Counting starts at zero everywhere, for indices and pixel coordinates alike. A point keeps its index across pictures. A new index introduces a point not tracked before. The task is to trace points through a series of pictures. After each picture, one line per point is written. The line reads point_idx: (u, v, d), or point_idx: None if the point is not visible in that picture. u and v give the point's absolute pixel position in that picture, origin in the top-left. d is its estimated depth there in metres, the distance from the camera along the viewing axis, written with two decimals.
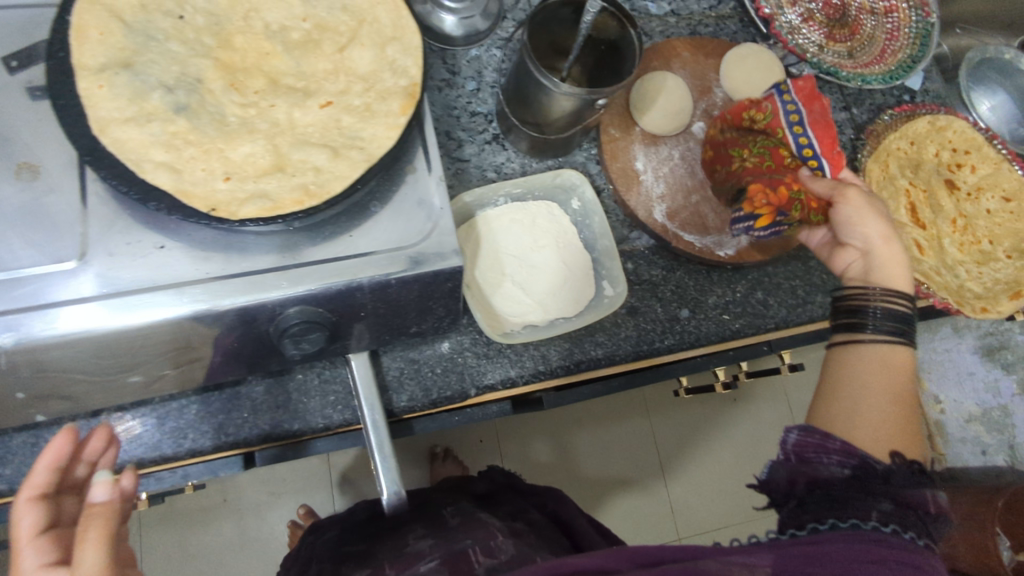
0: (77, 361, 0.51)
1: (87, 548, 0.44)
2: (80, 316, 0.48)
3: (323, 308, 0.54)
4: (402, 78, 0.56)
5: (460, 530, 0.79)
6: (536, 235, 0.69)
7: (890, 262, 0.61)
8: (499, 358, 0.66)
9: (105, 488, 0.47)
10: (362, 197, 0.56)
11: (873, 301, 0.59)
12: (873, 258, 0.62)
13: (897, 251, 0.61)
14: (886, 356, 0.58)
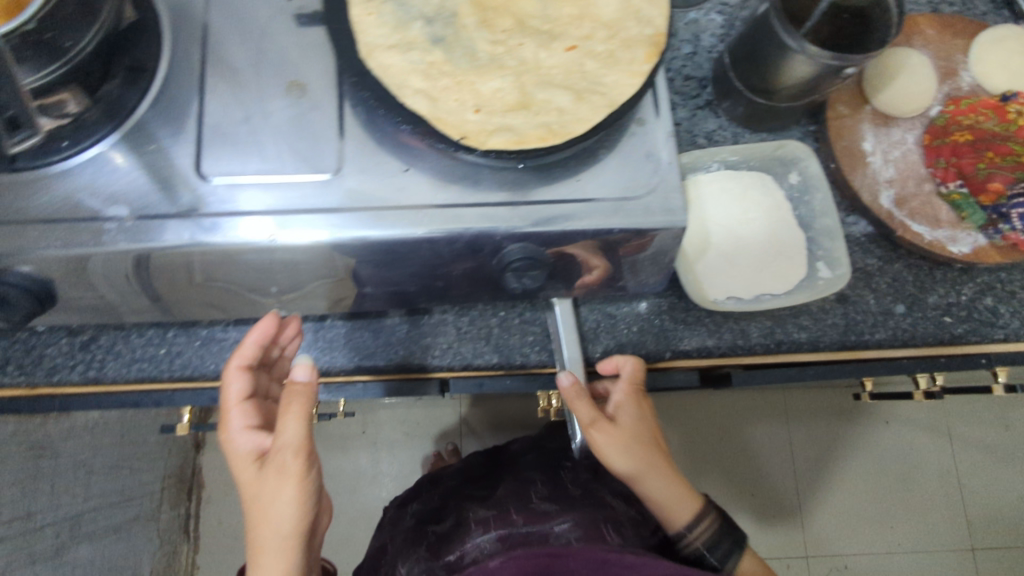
0: (270, 267, 0.53)
1: (290, 420, 0.51)
2: (256, 227, 0.50)
3: (547, 248, 0.55)
4: (647, 27, 0.54)
5: (585, 501, 0.83)
6: (749, 206, 0.66)
7: (660, 501, 0.59)
8: (698, 325, 0.66)
9: (304, 369, 0.53)
10: (591, 144, 0.57)
11: (692, 546, 0.61)
12: (652, 505, 0.60)
13: (654, 468, 0.58)
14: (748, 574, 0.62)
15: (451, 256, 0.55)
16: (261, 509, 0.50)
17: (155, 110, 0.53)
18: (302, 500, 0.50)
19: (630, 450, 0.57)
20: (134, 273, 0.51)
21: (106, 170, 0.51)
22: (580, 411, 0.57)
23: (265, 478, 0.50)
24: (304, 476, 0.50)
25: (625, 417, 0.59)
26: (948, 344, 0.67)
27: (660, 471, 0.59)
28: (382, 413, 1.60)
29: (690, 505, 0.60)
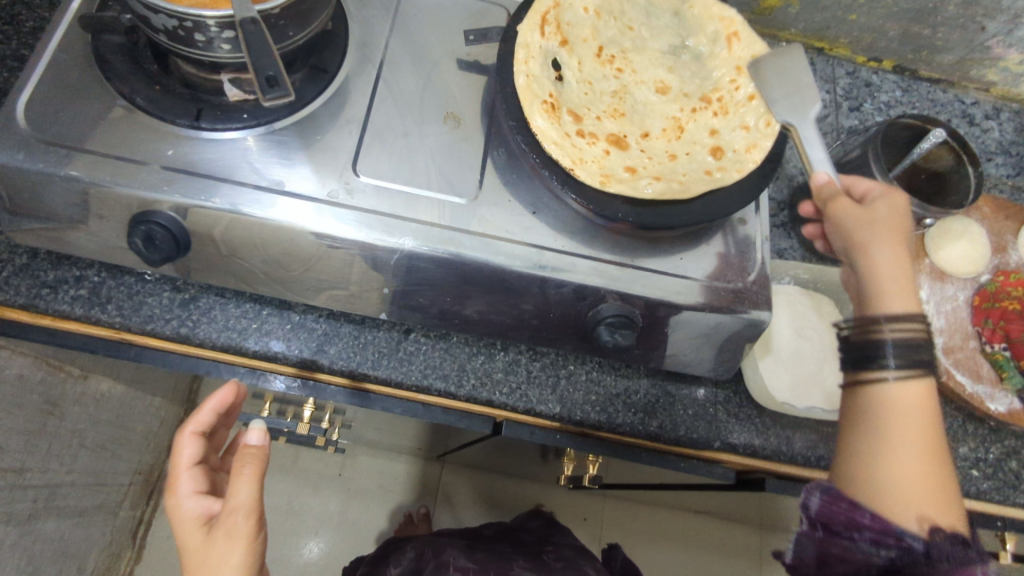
0: (280, 252, 0.55)
1: (242, 481, 0.55)
2: (290, 206, 0.53)
3: (640, 309, 0.59)
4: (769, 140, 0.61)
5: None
6: (812, 322, 0.72)
7: (882, 283, 0.57)
8: (748, 423, 0.69)
9: (258, 435, 0.59)
10: (698, 231, 0.62)
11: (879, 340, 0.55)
12: (872, 283, 0.57)
13: (880, 261, 0.57)
14: (900, 402, 0.52)
15: (553, 302, 0.59)
16: (203, 573, 0.52)
17: (328, 107, 0.59)
18: (248, 565, 0.53)
19: (858, 217, 0.60)
20: (204, 242, 0.55)
21: (271, 146, 0.56)
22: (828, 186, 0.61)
23: (213, 542, 0.53)
24: (253, 537, 0.54)
25: (876, 205, 0.60)
26: (972, 497, 0.70)
27: (889, 244, 0.58)
28: (362, 459, 1.52)
29: (906, 304, 0.56)
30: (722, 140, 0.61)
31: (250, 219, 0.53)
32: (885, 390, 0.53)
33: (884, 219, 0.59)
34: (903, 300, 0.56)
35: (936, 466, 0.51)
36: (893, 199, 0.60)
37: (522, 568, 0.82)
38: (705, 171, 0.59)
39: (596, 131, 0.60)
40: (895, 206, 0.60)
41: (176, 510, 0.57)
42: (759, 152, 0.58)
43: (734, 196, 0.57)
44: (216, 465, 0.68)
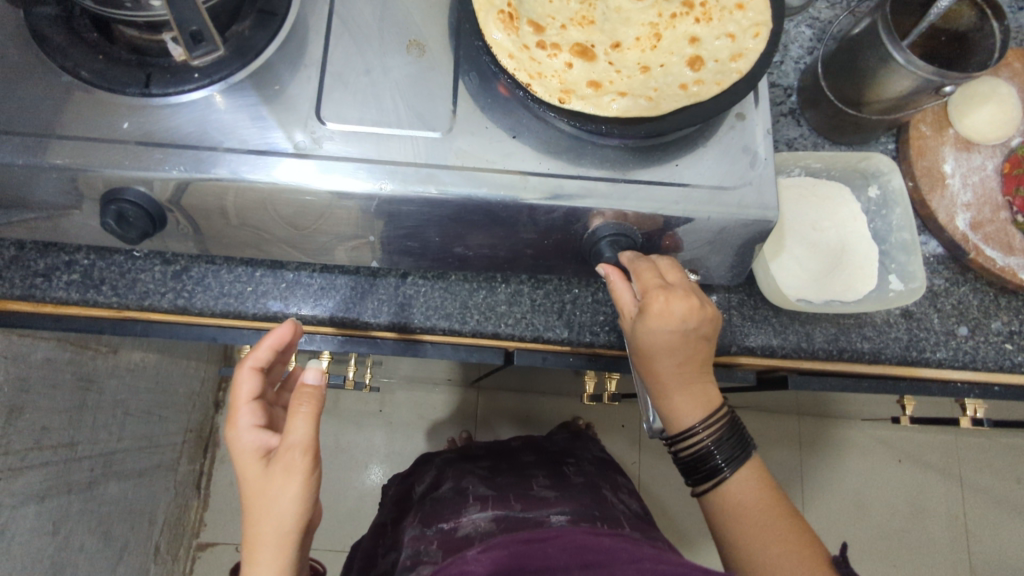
0: (257, 210, 0.54)
1: (299, 418, 0.51)
2: (256, 163, 0.52)
3: (636, 227, 0.57)
4: (757, 17, 0.56)
5: (583, 494, 0.85)
6: (825, 214, 0.68)
7: (675, 402, 0.57)
8: (764, 324, 0.67)
9: (315, 373, 0.54)
10: (692, 132, 0.58)
11: (699, 443, 0.57)
12: (669, 400, 0.57)
13: (673, 390, 0.56)
14: (738, 494, 0.57)
15: (543, 228, 0.57)
16: (264, 505, 0.50)
17: (282, 54, 0.56)
18: (307, 500, 0.50)
19: (659, 355, 0.55)
20: (178, 210, 0.54)
21: (231, 104, 0.54)
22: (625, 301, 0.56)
23: (272, 477, 0.50)
24: (311, 474, 0.51)
25: (659, 334, 0.54)
26: (1008, 372, 0.67)
27: (687, 386, 0.57)
28: (400, 394, 1.56)
29: (697, 412, 0.57)
30: (702, 52, 0.56)
31: (219, 182, 0.51)
32: (736, 485, 0.57)
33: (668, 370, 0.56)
34: (689, 418, 0.57)
35: (777, 509, 0.56)
36: (644, 311, 0.54)
37: (542, 485, 0.86)
38: (680, 87, 0.54)
39: (559, 42, 0.55)
40: (668, 342, 0.54)
41: (233, 442, 0.53)
42: (743, 63, 0.54)
43: (724, 89, 0.53)
44: (274, 395, 0.63)
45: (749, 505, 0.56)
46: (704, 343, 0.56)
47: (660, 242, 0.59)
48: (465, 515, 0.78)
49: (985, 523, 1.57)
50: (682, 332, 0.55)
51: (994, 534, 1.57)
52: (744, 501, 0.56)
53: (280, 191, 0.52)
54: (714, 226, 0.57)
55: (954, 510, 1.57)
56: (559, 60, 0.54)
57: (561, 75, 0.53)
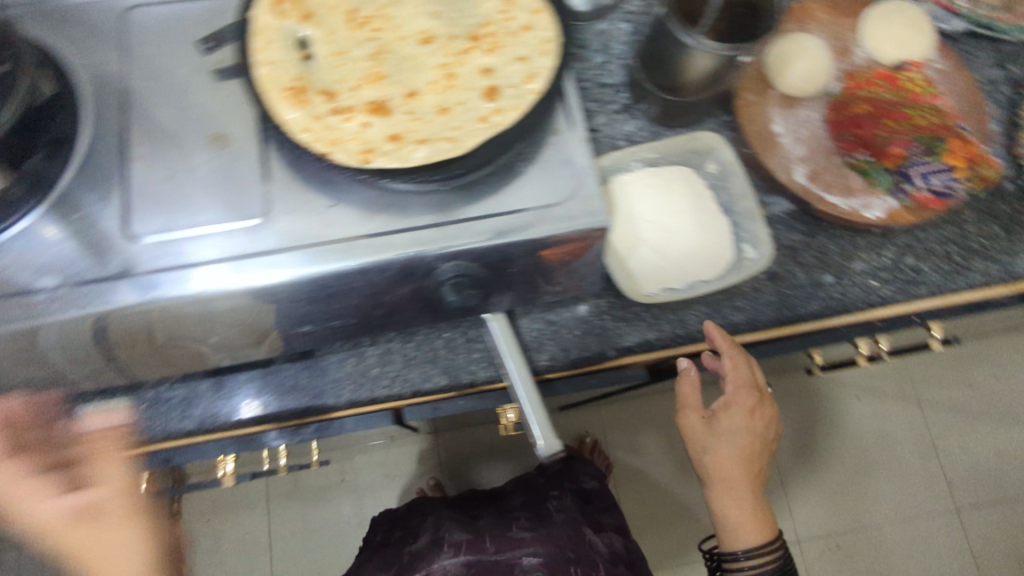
0: (85, 338, 0.53)
1: (109, 465, 0.57)
2: (70, 298, 0.50)
3: (477, 263, 0.57)
4: (545, 35, 0.58)
5: (558, 531, 0.94)
6: (674, 200, 0.70)
7: (740, 520, 0.76)
8: (637, 321, 0.67)
9: (98, 420, 0.59)
10: (511, 157, 0.59)
11: (740, 564, 0.78)
12: (733, 498, 0.75)
13: (736, 475, 0.74)
14: (736, 546, 0.77)
15: (387, 286, 0.57)
16: (104, 556, 0.56)
17: (80, 179, 0.55)
18: (149, 532, 0.59)
19: (715, 460, 0.73)
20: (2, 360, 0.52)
21: (37, 245, 0.53)
22: (688, 399, 0.72)
23: (101, 526, 0.56)
24: (144, 513, 0.59)
25: (721, 425, 0.72)
26: (880, 307, 0.69)
27: (746, 496, 0.75)
28: (358, 458, 1.52)
29: (754, 536, 0.76)
30: (497, 81, 0.57)
31: (33, 325, 0.50)
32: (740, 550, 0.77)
33: (734, 479, 0.74)
34: (751, 536, 0.76)
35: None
36: (718, 411, 0.73)
37: (521, 526, 0.96)
38: (480, 120, 0.55)
39: (352, 104, 0.55)
40: (732, 446, 0.73)
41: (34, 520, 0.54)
42: (537, 83, 0.56)
43: (523, 114, 0.55)
44: None
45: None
46: (769, 443, 0.76)
47: (505, 270, 0.59)
48: (438, 561, 0.91)
49: (952, 434, 1.59)
50: (746, 437, 0.73)
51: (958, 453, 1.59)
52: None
53: (101, 318, 0.51)
54: (551, 245, 0.57)
55: (920, 430, 1.59)
56: (355, 122, 0.54)
57: (362, 135, 0.53)
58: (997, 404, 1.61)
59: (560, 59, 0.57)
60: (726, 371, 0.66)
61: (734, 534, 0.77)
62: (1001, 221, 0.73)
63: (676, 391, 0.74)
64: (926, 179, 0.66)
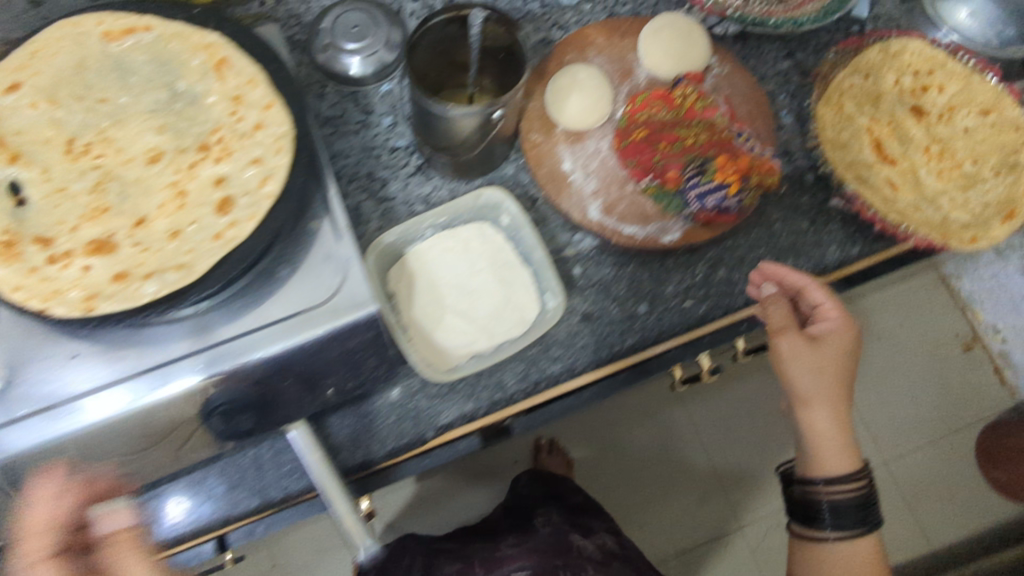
0: None
1: None
2: None
3: (245, 383, 0.55)
4: (278, 131, 0.56)
5: (548, 541, 0.91)
6: (472, 259, 0.68)
7: (824, 446, 0.65)
8: (453, 395, 0.65)
9: None
10: (266, 264, 0.57)
11: (830, 493, 0.66)
12: (816, 437, 0.66)
13: (828, 403, 0.64)
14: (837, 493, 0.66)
15: (158, 423, 0.54)
16: None
17: None
18: None
19: (794, 356, 0.63)
20: None
21: None
22: (774, 316, 0.65)
23: None
24: None
25: (825, 340, 0.63)
26: (697, 325, 0.70)
27: (846, 448, 0.65)
28: None
29: (843, 464, 0.65)
30: (231, 191, 0.54)
31: None
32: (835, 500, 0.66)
33: (795, 337, 0.63)
34: (842, 463, 0.65)
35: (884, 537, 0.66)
36: (830, 342, 0.63)
37: (509, 544, 0.92)
38: (213, 237, 0.53)
39: (72, 247, 0.52)
40: (835, 339, 0.63)
41: None
42: (272, 185, 0.54)
43: (259, 224, 0.53)
44: None
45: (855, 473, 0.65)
46: (851, 359, 0.65)
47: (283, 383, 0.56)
48: None
49: (884, 380, 1.56)
50: (843, 365, 0.64)
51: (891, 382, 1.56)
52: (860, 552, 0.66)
53: None
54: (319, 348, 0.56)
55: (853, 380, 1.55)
56: (76, 267, 0.50)
57: (86, 280, 0.50)
58: (921, 342, 1.58)
59: (295, 156, 0.55)
60: (768, 313, 0.65)
61: (817, 460, 0.66)
62: (808, 212, 0.73)
63: (767, 317, 0.66)
64: (706, 198, 0.67)
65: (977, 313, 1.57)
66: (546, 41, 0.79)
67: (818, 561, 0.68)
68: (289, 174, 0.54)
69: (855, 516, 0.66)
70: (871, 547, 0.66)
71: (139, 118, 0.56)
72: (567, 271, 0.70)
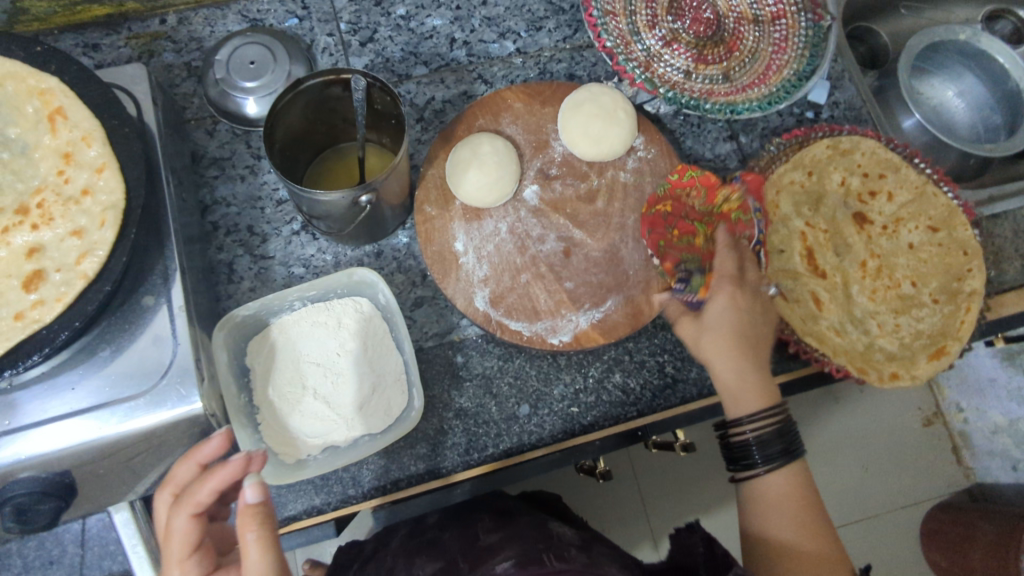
0: None
1: None
2: None
3: (48, 472, 0.50)
4: (106, 196, 0.51)
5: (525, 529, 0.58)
6: (338, 338, 0.61)
7: (733, 390, 0.57)
8: (304, 485, 0.61)
9: None
10: (86, 341, 0.52)
11: (762, 505, 0.55)
12: (755, 504, 0.55)
13: (722, 360, 0.57)
14: (769, 484, 0.55)
15: None
16: None
17: None
18: None
19: (726, 367, 0.57)
20: None
21: None
22: (722, 267, 0.58)
23: None
24: None
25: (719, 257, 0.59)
26: (582, 435, 0.64)
27: (734, 356, 0.56)
28: None
29: (783, 522, 0.53)
30: (45, 264, 0.50)
31: None
32: (760, 484, 0.55)
33: (716, 287, 0.58)
34: (780, 519, 0.53)
35: (814, 517, 0.53)
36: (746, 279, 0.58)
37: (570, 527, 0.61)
38: (14, 317, 0.48)
39: None
40: (750, 329, 0.57)
41: None
42: (87, 264, 0.49)
43: (68, 307, 0.48)
44: None
45: (776, 503, 0.54)
46: (756, 319, 0.58)
47: (96, 470, 0.52)
48: None
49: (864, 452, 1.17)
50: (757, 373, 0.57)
51: (893, 445, 1.17)
52: (771, 497, 0.54)
53: None
54: (134, 438, 0.51)
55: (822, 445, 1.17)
56: None
57: None
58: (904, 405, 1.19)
59: (120, 229, 0.49)
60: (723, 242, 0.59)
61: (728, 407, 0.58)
62: None
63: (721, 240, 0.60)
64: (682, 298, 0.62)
65: (942, 388, 1.19)
66: (468, 95, 0.76)
67: (754, 500, 0.55)
68: (109, 252, 0.49)
69: (779, 442, 0.55)
70: (805, 488, 0.55)
71: None
72: (449, 358, 0.65)
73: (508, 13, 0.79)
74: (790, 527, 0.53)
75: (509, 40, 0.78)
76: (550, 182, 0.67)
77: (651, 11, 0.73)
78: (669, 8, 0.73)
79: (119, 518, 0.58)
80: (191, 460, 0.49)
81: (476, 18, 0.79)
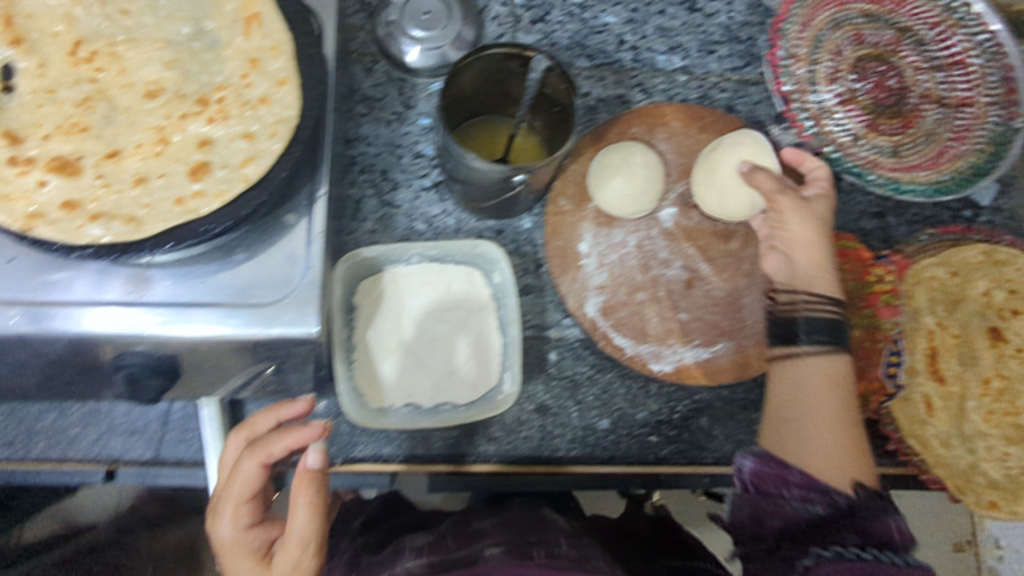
0: None
1: None
2: None
3: (162, 351, 0.52)
4: (285, 110, 0.52)
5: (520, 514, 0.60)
6: (446, 304, 0.63)
7: (796, 245, 0.60)
8: (375, 433, 0.62)
9: None
10: (224, 241, 0.54)
11: (794, 390, 0.56)
12: (783, 406, 0.56)
13: (804, 233, 0.60)
14: (811, 371, 0.56)
15: (64, 356, 0.52)
16: None
17: None
18: None
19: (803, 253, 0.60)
20: None
21: None
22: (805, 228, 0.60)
23: None
24: None
25: (810, 203, 0.61)
26: (653, 465, 0.63)
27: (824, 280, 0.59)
28: None
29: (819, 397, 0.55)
30: (212, 158, 0.52)
31: None
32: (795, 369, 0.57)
33: (810, 210, 0.61)
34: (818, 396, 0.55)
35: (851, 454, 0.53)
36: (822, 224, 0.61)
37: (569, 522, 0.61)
38: (175, 202, 0.50)
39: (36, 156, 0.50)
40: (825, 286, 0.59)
41: None
42: (252, 169, 0.50)
43: (224, 205, 0.49)
44: None
45: (812, 400, 0.55)
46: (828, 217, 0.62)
47: (202, 363, 0.54)
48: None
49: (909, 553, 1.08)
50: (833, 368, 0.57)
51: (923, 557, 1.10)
52: (806, 394, 0.56)
53: None
54: (243, 344, 0.52)
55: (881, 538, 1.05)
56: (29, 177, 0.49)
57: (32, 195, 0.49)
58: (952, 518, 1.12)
59: (289, 145, 0.51)
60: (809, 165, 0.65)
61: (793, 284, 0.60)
62: None
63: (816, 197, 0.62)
64: None
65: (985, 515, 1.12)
66: (623, 100, 0.75)
67: (789, 382, 0.57)
68: (273, 162, 0.51)
69: (829, 334, 0.57)
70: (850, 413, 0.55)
71: (156, 49, 0.54)
72: (542, 353, 0.65)
73: (683, 29, 0.78)
74: (826, 410, 0.55)
75: (678, 55, 0.76)
76: (690, 210, 0.65)
77: (834, 64, 0.71)
78: (854, 65, 0.71)
79: (204, 413, 0.60)
80: (273, 415, 0.51)
81: (650, 25, 0.77)
